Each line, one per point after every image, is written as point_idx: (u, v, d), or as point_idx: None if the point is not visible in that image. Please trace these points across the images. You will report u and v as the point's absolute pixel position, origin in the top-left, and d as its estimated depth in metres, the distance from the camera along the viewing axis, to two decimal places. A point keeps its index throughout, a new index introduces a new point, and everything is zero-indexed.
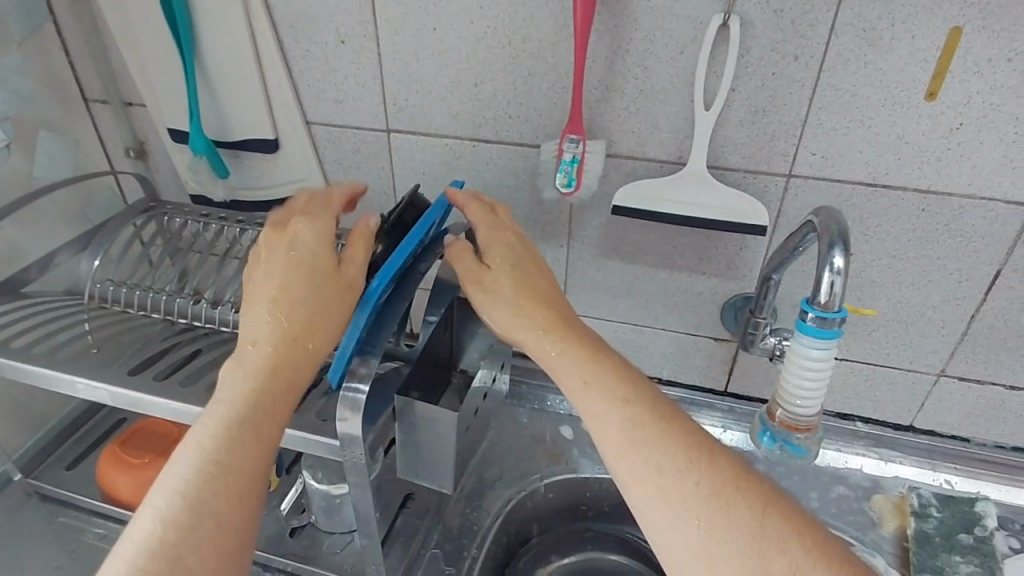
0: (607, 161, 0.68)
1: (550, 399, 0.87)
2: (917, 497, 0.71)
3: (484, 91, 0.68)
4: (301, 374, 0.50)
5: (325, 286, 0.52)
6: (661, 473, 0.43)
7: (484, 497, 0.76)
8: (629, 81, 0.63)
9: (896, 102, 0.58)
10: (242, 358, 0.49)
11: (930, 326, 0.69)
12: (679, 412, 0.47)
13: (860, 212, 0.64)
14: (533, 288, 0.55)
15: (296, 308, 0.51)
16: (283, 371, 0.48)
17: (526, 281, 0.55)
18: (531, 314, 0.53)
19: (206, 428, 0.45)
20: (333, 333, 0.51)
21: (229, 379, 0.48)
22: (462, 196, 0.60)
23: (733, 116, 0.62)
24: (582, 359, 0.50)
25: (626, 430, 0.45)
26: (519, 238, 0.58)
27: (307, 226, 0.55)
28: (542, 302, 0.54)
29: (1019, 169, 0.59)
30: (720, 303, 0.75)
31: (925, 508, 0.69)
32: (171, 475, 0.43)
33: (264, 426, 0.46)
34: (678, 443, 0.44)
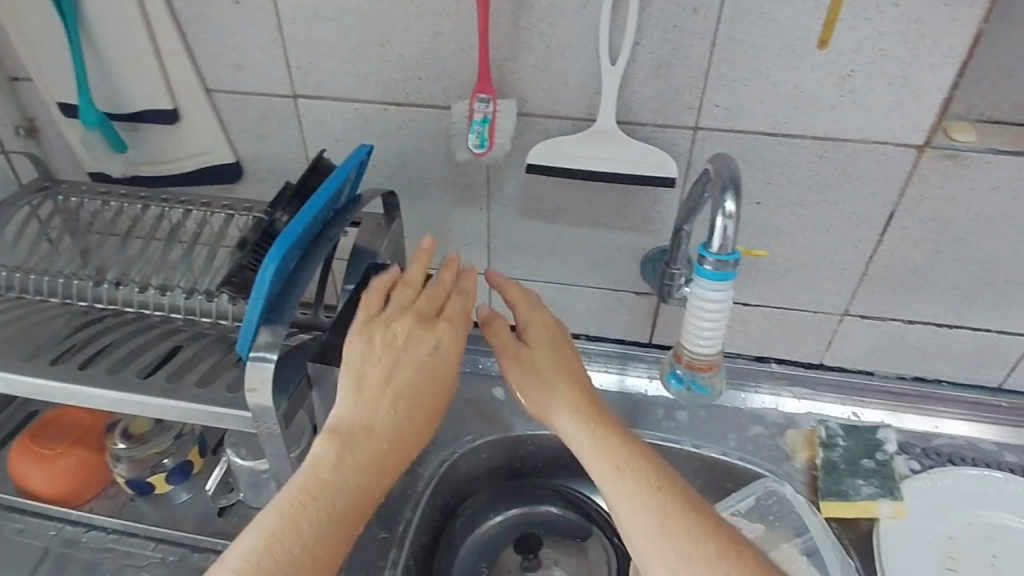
0: (520, 120, 0.68)
1: (482, 362, 0.87)
2: (826, 429, 0.75)
3: (391, 52, 0.66)
4: (406, 456, 0.53)
5: (445, 385, 0.55)
6: (692, 561, 0.47)
7: (418, 462, 0.77)
8: (536, 38, 0.63)
9: (791, 52, 0.60)
10: (351, 445, 0.50)
11: (833, 268, 0.73)
12: (720, 515, 0.51)
13: (764, 160, 0.67)
14: (575, 386, 0.58)
15: (402, 393, 0.53)
16: (373, 461, 0.51)
17: (568, 378, 0.59)
18: (564, 398, 0.58)
19: (289, 512, 0.47)
20: (418, 434, 0.54)
21: (319, 461, 0.49)
22: (508, 283, 0.64)
23: (639, 70, 0.63)
24: (595, 431, 0.56)
25: (662, 514, 0.49)
26: (551, 316, 0.63)
27: (450, 332, 0.55)
28: (587, 401, 0.58)
29: (906, 114, 0.62)
30: (638, 257, 0.77)
31: (832, 438, 0.73)
32: (247, 554, 0.45)
33: (342, 522, 0.48)
34: (712, 535, 0.48)
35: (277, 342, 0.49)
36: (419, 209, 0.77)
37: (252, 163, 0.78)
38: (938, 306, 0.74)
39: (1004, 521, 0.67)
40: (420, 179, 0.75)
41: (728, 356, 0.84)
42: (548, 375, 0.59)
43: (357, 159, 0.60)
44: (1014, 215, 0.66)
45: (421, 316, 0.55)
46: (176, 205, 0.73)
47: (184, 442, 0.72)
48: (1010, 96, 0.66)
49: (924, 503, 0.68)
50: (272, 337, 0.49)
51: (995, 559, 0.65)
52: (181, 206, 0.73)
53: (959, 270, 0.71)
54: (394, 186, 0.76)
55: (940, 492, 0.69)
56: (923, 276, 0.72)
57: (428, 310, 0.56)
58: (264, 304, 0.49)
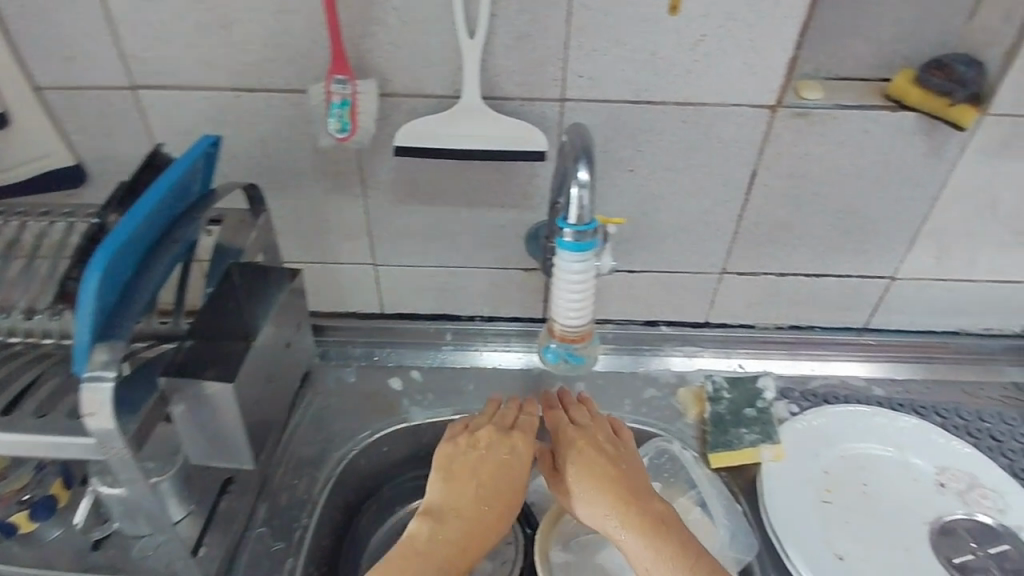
0: (384, 100, 0.65)
1: (377, 355, 0.85)
2: (712, 383, 0.79)
3: (236, 35, 0.62)
4: (488, 536, 0.62)
5: (516, 490, 0.65)
6: None
7: (314, 465, 0.74)
8: (389, 13, 0.60)
9: (643, 18, 0.60)
10: (444, 521, 0.61)
11: (709, 229, 0.75)
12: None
13: (632, 128, 0.67)
14: (619, 485, 0.62)
15: (482, 479, 0.64)
16: (450, 540, 0.60)
17: (608, 478, 0.63)
18: (595, 482, 0.63)
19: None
20: (491, 516, 0.63)
21: (419, 532, 0.61)
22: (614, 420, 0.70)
23: (499, 43, 0.62)
24: (619, 513, 0.61)
25: None
26: (594, 422, 0.69)
27: (524, 440, 0.67)
28: (626, 496, 0.61)
29: (758, 74, 0.64)
30: (522, 234, 0.76)
31: (718, 392, 0.78)
32: None
33: None
34: None
35: (116, 357, 0.48)
36: (290, 201, 0.73)
37: (97, 165, 0.71)
38: (805, 257, 0.78)
39: (872, 451, 0.73)
40: (287, 170, 0.71)
41: (622, 322, 0.85)
42: (583, 469, 0.64)
43: (201, 150, 0.57)
44: (862, 166, 0.70)
45: (499, 429, 0.67)
46: (10, 217, 0.66)
47: (45, 475, 0.65)
48: (853, 53, 0.70)
49: (802, 443, 0.73)
50: (109, 353, 0.48)
51: (866, 487, 0.70)
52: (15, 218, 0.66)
53: (820, 222, 0.75)
54: (260, 179, 0.71)
55: (814, 431, 0.74)
56: (789, 230, 0.75)
57: (502, 424, 0.68)
58: (95, 316, 0.48)
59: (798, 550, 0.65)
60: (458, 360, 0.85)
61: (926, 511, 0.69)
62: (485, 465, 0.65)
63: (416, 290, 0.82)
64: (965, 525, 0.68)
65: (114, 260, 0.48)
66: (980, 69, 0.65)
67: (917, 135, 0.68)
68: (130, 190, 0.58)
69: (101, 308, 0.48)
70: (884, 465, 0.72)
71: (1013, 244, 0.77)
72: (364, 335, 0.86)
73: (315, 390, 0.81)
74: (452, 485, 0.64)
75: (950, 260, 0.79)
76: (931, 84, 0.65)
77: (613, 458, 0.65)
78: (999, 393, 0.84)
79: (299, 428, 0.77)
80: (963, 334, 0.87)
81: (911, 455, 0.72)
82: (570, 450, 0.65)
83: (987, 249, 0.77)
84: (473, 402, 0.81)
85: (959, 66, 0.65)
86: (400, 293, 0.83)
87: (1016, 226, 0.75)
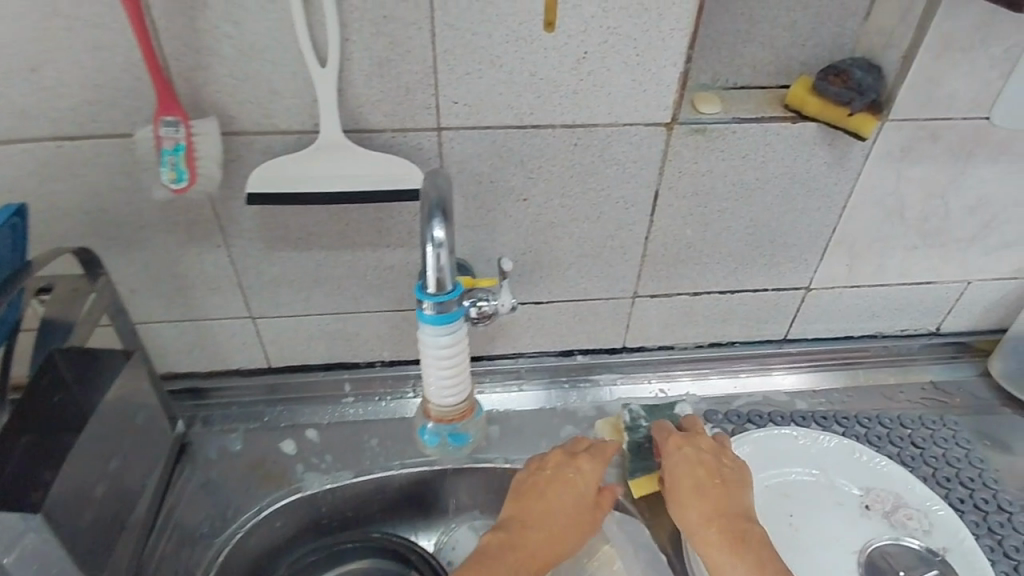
0: (231, 140, 0.56)
1: (267, 414, 0.76)
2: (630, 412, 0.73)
3: (38, 75, 0.52)
4: (558, 549, 0.60)
5: (592, 510, 0.62)
6: None
7: (194, 554, 0.65)
8: (223, 42, 0.51)
9: (518, 36, 0.54)
10: (510, 527, 0.60)
11: (615, 254, 0.70)
12: None
13: (519, 154, 0.61)
14: (722, 501, 0.61)
15: (551, 500, 0.62)
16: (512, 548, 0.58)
17: (717, 490, 0.61)
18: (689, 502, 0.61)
19: None
20: (570, 525, 0.61)
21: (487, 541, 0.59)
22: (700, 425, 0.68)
23: (357, 71, 0.54)
24: (716, 534, 0.59)
25: None
26: (685, 437, 0.66)
27: (590, 462, 0.64)
28: (726, 514, 0.60)
29: (649, 91, 0.58)
30: (414, 273, 0.69)
31: (635, 421, 0.72)
32: None
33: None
34: None
35: None
36: (141, 257, 0.64)
37: None
38: (718, 275, 0.74)
39: (796, 477, 0.69)
40: (130, 224, 0.61)
41: (535, 355, 0.79)
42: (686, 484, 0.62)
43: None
44: (766, 180, 0.66)
45: (569, 452, 0.66)
46: None
47: None
48: (749, 60, 0.66)
49: None
50: None
51: (793, 519, 0.67)
52: None
53: (729, 239, 0.70)
54: (98, 235, 0.61)
55: None
56: (699, 249, 0.71)
57: (571, 448, 0.67)
58: None
59: None
60: (359, 412, 0.77)
61: (853, 538, 0.66)
62: (558, 482, 0.63)
63: (304, 341, 0.74)
64: (892, 551, 0.65)
65: None
66: (877, 75, 0.62)
67: (820, 145, 0.64)
68: None
69: None
70: (810, 491, 0.69)
71: (922, 247, 0.75)
72: (251, 393, 0.77)
73: (197, 463, 0.72)
74: (522, 507, 0.62)
75: (863, 267, 0.76)
76: (829, 93, 0.61)
77: (710, 469, 0.63)
78: (919, 394, 0.83)
79: (177, 512, 0.68)
80: (881, 336, 0.85)
81: (836, 478, 0.70)
82: (670, 453, 0.65)
83: (898, 254, 0.75)
84: (376, 460, 0.73)
85: (856, 72, 0.61)
86: (286, 346, 0.74)
87: (925, 230, 0.73)
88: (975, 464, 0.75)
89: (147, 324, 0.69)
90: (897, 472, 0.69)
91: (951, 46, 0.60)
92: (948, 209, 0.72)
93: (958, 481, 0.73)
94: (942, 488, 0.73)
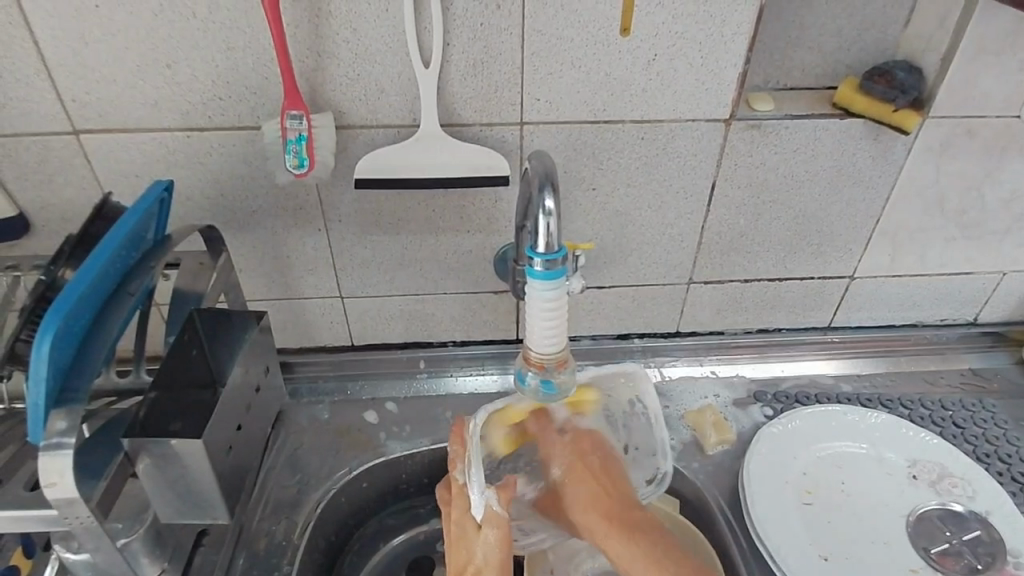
0: (340, 132, 0.64)
1: (350, 388, 0.83)
2: (675, 408, 0.81)
3: (181, 74, 0.60)
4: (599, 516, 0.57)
5: (595, 477, 0.60)
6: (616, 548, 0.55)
7: (292, 507, 0.72)
8: (341, 45, 0.59)
9: (598, 41, 0.61)
10: (577, 479, 0.60)
11: (673, 241, 0.76)
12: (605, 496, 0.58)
13: (592, 147, 0.68)
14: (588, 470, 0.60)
15: (575, 470, 0.60)
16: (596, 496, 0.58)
17: (581, 468, 0.60)
18: (585, 506, 0.58)
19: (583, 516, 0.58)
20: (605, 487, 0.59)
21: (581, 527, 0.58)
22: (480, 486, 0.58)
23: (454, 72, 0.62)
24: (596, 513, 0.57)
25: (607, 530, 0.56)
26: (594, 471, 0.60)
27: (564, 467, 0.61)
28: (596, 495, 0.58)
29: (710, 90, 0.65)
30: (489, 257, 0.75)
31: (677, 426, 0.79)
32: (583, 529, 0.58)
33: (600, 501, 0.58)
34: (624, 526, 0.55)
35: (77, 423, 0.46)
36: (250, 239, 0.72)
37: (40, 212, 0.68)
38: (768, 262, 0.79)
39: (847, 450, 0.75)
40: (245, 208, 0.69)
41: (594, 338, 0.85)
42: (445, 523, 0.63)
43: (155, 196, 0.56)
44: (815, 171, 0.72)
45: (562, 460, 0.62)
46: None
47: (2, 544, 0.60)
48: (798, 64, 0.72)
49: (777, 447, 0.75)
50: (67, 419, 0.46)
51: (844, 485, 0.73)
52: (7, 273, 0.65)
53: (779, 227, 0.76)
54: (216, 217, 0.69)
55: (791, 434, 0.76)
56: (750, 237, 0.77)
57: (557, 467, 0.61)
58: (48, 384, 0.45)
59: (782, 555, 0.66)
60: (433, 388, 0.83)
61: (902, 504, 0.71)
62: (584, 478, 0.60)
63: (385, 320, 0.81)
64: (938, 515, 0.70)
65: (67, 320, 0.45)
66: (917, 76, 0.68)
67: (865, 140, 0.70)
68: (80, 243, 0.55)
69: (57, 371, 0.46)
70: (859, 461, 0.75)
71: (960, 237, 0.80)
72: (332, 370, 0.83)
73: (288, 429, 0.78)
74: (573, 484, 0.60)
75: (905, 257, 0.81)
76: (875, 92, 0.67)
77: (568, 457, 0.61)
78: (959, 379, 0.86)
79: (275, 469, 0.75)
80: (920, 325, 0.89)
81: (884, 451, 0.75)
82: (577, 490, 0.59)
83: (938, 244, 0.80)
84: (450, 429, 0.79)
85: (898, 73, 0.68)
86: (367, 325, 0.81)
87: (963, 221, 0.78)
88: (1012, 442, 0.78)
89: (249, 301, 0.77)
90: (942, 445, 0.75)
91: (988, 48, 0.66)
92: (985, 202, 0.77)
93: (997, 456, 0.76)
94: (981, 462, 0.76)
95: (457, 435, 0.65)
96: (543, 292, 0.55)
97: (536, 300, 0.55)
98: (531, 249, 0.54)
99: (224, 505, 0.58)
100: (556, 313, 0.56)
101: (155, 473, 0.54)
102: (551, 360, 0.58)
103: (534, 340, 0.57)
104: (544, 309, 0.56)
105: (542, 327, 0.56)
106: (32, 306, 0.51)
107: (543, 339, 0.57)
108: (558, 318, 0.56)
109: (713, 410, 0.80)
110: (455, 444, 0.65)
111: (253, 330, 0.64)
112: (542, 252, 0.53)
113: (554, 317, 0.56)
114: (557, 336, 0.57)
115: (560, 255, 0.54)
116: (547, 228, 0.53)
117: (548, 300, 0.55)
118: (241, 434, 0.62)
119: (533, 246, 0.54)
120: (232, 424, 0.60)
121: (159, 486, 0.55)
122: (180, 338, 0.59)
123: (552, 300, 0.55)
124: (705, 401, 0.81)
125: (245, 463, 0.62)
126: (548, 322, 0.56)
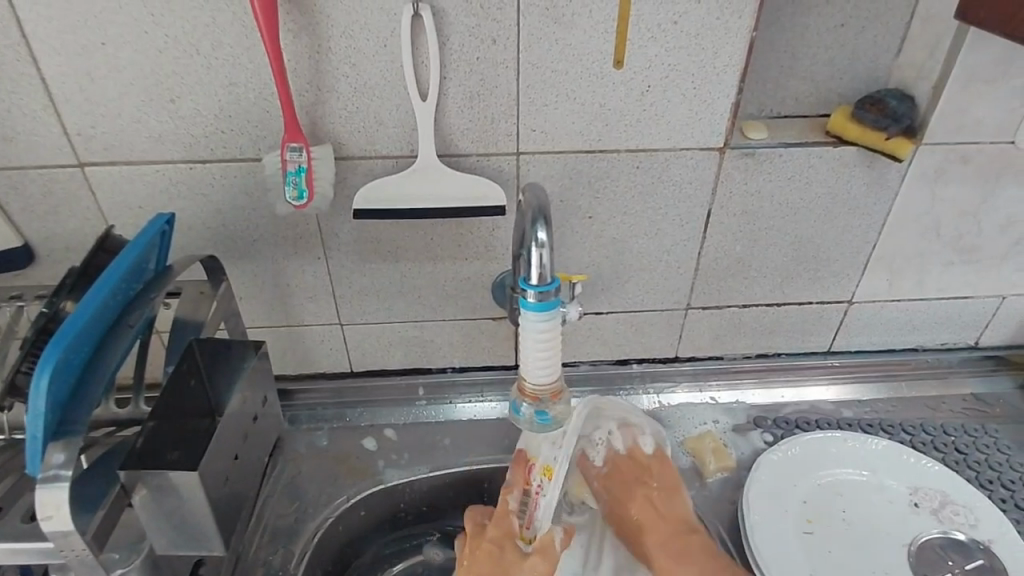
0: (339, 163, 0.65)
1: (349, 415, 0.83)
2: (675, 434, 0.81)
3: (184, 109, 0.62)
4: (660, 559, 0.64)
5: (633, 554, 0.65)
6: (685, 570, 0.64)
7: (290, 535, 0.71)
8: (340, 80, 0.61)
9: (592, 73, 0.62)
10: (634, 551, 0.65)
11: (670, 268, 0.76)
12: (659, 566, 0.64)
13: (588, 176, 0.69)
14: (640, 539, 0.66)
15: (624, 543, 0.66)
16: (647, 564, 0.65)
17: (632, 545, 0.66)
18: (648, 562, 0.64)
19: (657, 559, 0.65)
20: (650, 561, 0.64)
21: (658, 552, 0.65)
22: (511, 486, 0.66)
23: (451, 104, 0.63)
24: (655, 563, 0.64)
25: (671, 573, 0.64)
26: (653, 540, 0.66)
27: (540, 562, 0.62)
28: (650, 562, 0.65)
29: (704, 120, 0.66)
30: (487, 283, 0.76)
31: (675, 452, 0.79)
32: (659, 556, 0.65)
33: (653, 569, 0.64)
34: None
35: (75, 455, 0.46)
36: (251, 268, 0.73)
37: (45, 242, 0.69)
38: (765, 287, 0.80)
39: (848, 476, 0.75)
40: (246, 237, 0.70)
41: (593, 364, 0.85)
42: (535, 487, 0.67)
43: (156, 227, 0.57)
44: (810, 198, 0.73)
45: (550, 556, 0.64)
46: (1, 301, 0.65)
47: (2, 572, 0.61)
48: (791, 92, 0.74)
49: (779, 473, 0.74)
50: (65, 452, 0.46)
51: (845, 514, 0.72)
52: (11, 302, 0.66)
53: (776, 252, 0.76)
54: (218, 246, 0.70)
55: (792, 461, 0.75)
56: (747, 263, 0.77)
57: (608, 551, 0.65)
58: (48, 417, 0.45)
59: None
60: (433, 414, 0.83)
61: (903, 533, 0.71)
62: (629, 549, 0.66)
63: (384, 347, 0.81)
64: (940, 544, 0.70)
65: (67, 352, 0.46)
66: (910, 104, 0.69)
67: (858, 167, 0.71)
68: (81, 276, 0.56)
69: (56, 403, 0.46)
70: (861, 489, 0.74)
71: (958, 262, 0.80)
72: (331, 396, 0.83)
73: (288, 456, 0.79)
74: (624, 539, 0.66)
75: (903, 282, 0.81)
76: (868, 120, 0.68)
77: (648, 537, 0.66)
78: (960, 405, 0.86)
79: (273, 497, 0.74)
80: (921, 350, 0.89)
81: (886, 478, 0.75)
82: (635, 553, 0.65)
83: (936, 269, 0.80)
84: (449, 456, 0.79)
85: (890, 102, 0.69)
86: (367, 352, 0.81)
87: (960, 245, 0.78)
88: (1015, 468, 0.77)
89: (250, 328, 0.78)
90: (945, 473, 0.74)
91: (978, 78, 0.67)
92: (981, 227, 0.77)
93: (1000, 483, 0.76)
94: (985, 489, 0.75)
95: (518, 464, 0.67)
96: (538, 322, 0.56)
97: (531, 331, 0.56)
98: (525, 281, 0.55)
99: (219, 536, 0.57)
100: (551, 342, 0.57)
101: (151, 504, 0.54)
102: (544, 389, 0.59)
103: (527, 369, 0.59)
104: (536, 338, 0.57)
105: (537, 356, 0.58)
106: (33, 338, 0.52)
107: (538, 368, 0.58)
108: (552, 347, 0.58)
109: (712, 436, 0.79)
110: (515, 472, 0.67)
111: (252, 359, 0.65)
112: (535, 284, 0.54)
113: (549, 345, 0.57)
114: (551, 364, 0.58)
115: (553, 286, 0.55)
116: (540, 260, 0.54)
117: (543, 331, 0.56)
118: (238, 463, 0.62)
119: (527, 278, 0.55)
120: (229, 453, 0.60)
121: (156, 517, 0.55)
122: (181, 367, 0.60)
123: (546, 331, 0.56)
124: (705, 428, 0.80)
125: (241, 492, 0.63)
126: (543, 351, 0.57)
